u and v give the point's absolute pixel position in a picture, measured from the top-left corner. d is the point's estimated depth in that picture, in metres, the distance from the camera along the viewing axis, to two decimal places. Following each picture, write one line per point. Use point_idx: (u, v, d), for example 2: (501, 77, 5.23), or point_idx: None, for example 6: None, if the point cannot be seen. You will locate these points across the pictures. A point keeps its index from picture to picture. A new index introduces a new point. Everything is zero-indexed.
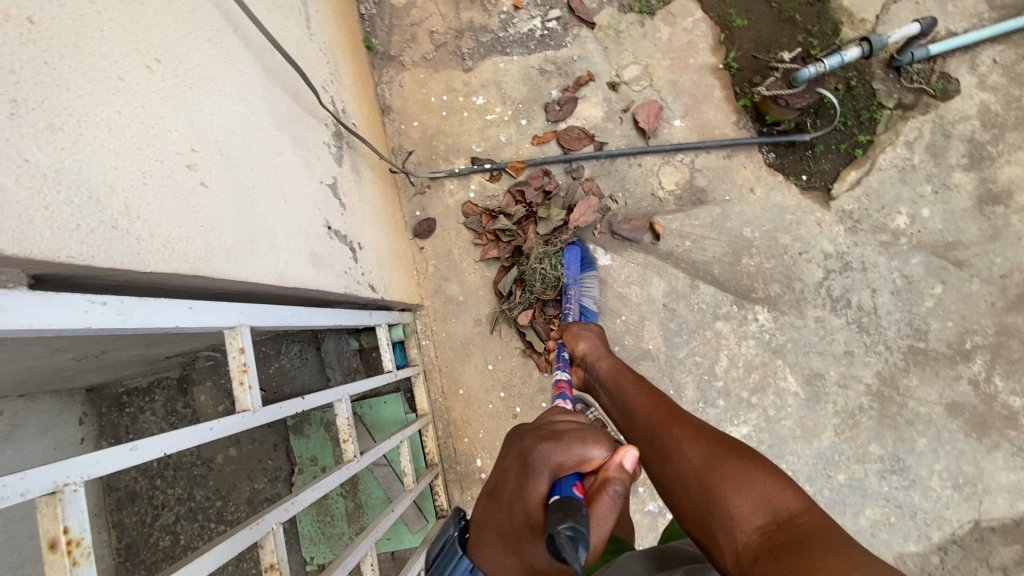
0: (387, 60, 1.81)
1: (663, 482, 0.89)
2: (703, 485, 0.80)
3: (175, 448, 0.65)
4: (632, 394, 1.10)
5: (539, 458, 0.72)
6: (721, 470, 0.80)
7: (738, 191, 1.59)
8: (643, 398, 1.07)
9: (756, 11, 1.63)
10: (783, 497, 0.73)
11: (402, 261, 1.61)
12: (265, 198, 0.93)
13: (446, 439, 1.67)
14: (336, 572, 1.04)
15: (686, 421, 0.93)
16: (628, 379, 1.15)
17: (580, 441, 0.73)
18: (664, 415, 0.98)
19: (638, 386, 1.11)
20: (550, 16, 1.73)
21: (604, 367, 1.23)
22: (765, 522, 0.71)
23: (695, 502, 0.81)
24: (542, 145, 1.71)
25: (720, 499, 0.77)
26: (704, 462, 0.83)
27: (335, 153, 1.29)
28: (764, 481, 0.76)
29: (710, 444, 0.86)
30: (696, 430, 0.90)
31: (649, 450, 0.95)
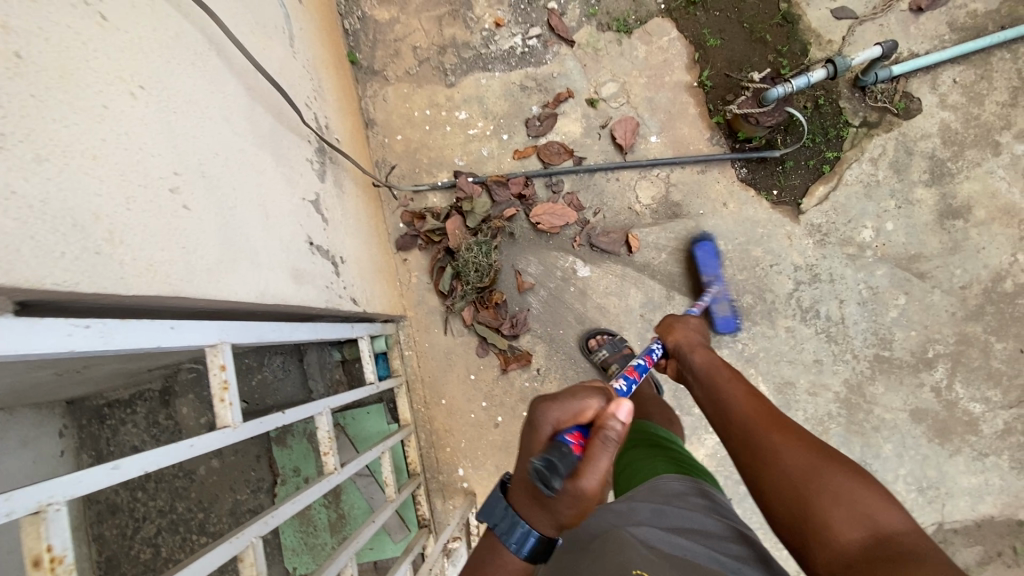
0: (371, 75, 1.85)
1: (759, 479, 0.97)
2: (801, 491, 0.89)
3: (158, 466, 0.67)
4: (728, 390, 1.17)
5: (539, 415, 0.81)
6: (824, 484, 0.88)
7: (712, 205, 1.65)
8: (737, 393, 1.15)
9: (728, 31, 1.69)
10: (886, 517, 0.81)
11: (384, 273, 1.63)
12: (247, 217, 0.95)
13: (428, 449, 1.69)
14: None
15: (788, 429, 1.00)
16: (723, 374, 1.21)
17: (575, 398, 0.81)
18: (766, 418, 1.05)
19: (737, 385, 1.18)
20: (530, 34, 1.77)
21: (699, 359, 1.29)
22: (865, 537, 0.79)
23: (792, 507, 0.89)
24: (523, 159, 1.76)
25: (819, 511, 0.85)
26: (806, 473, 0.91)
27: (317, 169, 1.32)
28: (869, 501, 0.83)
29: (813, 455, 0.93)
30: (802, 441, 0.97)
31: (746, 447, 1.02)
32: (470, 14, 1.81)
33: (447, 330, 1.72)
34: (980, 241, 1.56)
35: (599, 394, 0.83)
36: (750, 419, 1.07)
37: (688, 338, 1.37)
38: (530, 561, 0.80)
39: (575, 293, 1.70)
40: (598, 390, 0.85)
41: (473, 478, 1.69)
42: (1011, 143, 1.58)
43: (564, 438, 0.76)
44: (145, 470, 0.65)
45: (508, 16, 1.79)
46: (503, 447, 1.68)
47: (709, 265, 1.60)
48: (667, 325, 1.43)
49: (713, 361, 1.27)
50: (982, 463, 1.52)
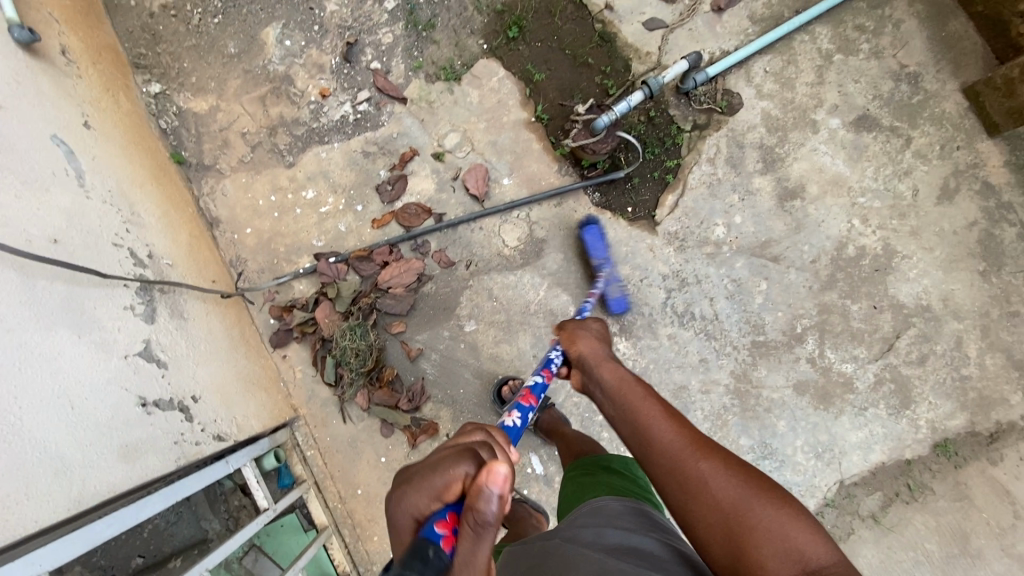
0: (203, 170, 1.73)
1: (687, 518, 0.90)
2: (733, 528, 0.84)
3: None
4: (644, 410, 1.05)
5: (403, 505, 0.73)
6: (754, 519, 0.83)
7: (574, 234, 1.67)
8: (656, 413, 1.03)
9: (553, 60, 1.71)
10: (814, 548, 0.80)
11: (261, 382, 1.55)
12: (40, 422, 0.87)
13: (355, 544, 1.65)
14: None
15: (709, 451, 0.93)
16: (640, 396, 1.09)
17: (437, 472, 0.73)
18: (685, 440, 0.96)
19: (654, 404, 1.06)
20: (360, 99, 1.72)
21: (609, 376, 1.18)
22: (797, 574, 0.78)
23: (725, 547, 0.84)
24: (383, 227, 1.70)
25: (752, 548, 0.81)
26: (733, 508, 0.85)
27: (144, 312, 1.22)
28: (798, 532, 0.81)
29: (737, 483, 0.88)
30: (724, 465, 0.91)
31: (669, 478, 0.93)
32: (293, 89, 1.73)
33: (346, 419, 1.67)
34: (818, 215, 1.67)
35: (467, 456, 0.74)
36: (671, 444, 0.96)
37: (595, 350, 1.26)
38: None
39: (465, 348, 1.69)
40: (466, 452, 0.76)
41: None
42: (826, 119, 1.70)
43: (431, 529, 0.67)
44: None
45: (333, 84, 1.73)
46: None
47: (597, 248, 1.62)
48: (568, 333, 1.34)
49: (627, 376, 1.15)
50: (864, 417, 1.65)
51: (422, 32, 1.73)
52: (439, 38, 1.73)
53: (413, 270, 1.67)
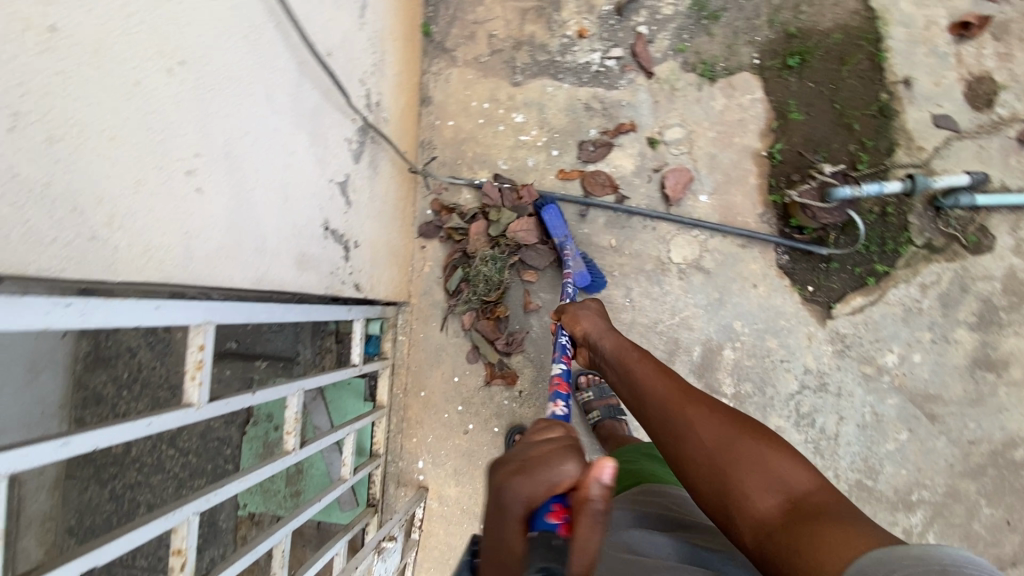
0: (440, 51, 1.79)
1: (679, 462, 0.88)
2: (718, 467, 0.82)
3: (108, 444, 0.70)
4: (641, 368, 1.07)
5: (506, 500, 0.67)
6: (739, 454, 0.81)
7: (741, 283, 1.58)
8: (649, 372, 1.05)
9: (816, 107, 1.58)
10: (794, 472, 0.77)
11: (398, 258, 1.63)
12: (265, 199, 0.94)
13: (395, 434, 1.73)
14: (244, 556, 1.04)
15: (694, 399, 0.93)
16: (633, 357, 1.11)
17: (547, 471, 0.67)
18: (675, 391, 0.97)
19: (648, 364, 1.08)
20: (611, 54, 1.69)
21: (610, 346, 1.19)
22: (779, 500, 0.74)
23: (712, 483, 0.82)
24: (566, 180, 1.69)
25: (733, 479, 0.79)
26: (719, 444, 0.84)
27: (354, 149, 1.30)
28: (776, 459, 0.79)
29: (725, 424, 0.87)
30: (709, 410, 0.90)
31: (661, 432, 0.93)
32: (556, 16, 1.73)
33: (444, 328, 1.73)
34: (1005, 400, 1.49)
35: (572, 454, 0.68)
36: (660, 397, 0.98)
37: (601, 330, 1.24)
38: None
39: None
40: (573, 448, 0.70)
41: (430, 474, 1.73)
42: None
43: (549, 522, 0.64)
44: (94, 446, 0.68)
45: (595, 29, 1.71)
46: (466, 453, 1.71)
47: (557, 226, 1.62)
48: (571, 316, 1.32)
49: (624, 341, 1.18)
50: None
51: (704, 19, 1.65)
52: (717, 32, 1.65)
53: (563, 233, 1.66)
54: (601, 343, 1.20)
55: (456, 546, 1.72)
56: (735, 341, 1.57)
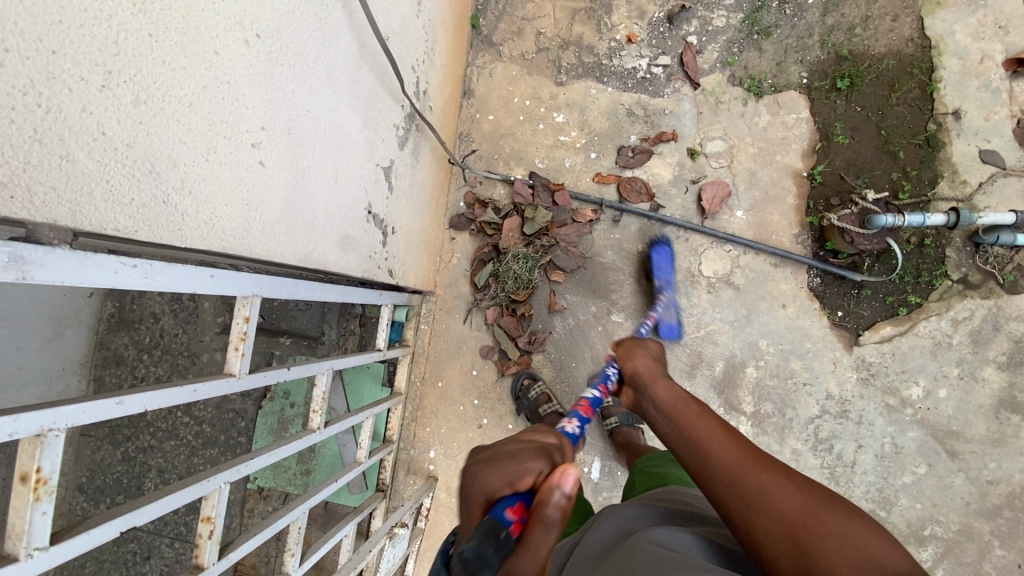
0: (486, 44, 1.79)
1: (753, 534, 0.78)
2: (803, 546, 0.73)
3: (158, 405, 0.71)
4: (698, 419, 0.97)
5: (471, 484, 0.68)
6: (828, 533, 0.74)
7: (770, 302, 1.57)
8: (709, 424, 0.95)
9: (862, 132, 1.57)
10: (891, 561, 0.70)
11: (429, 247, 1.64)
12: (318, 177, 0.95)
13: (409, 422, 1.74)
14: (263, 531, 1.05)
15: (768, 465, 0.84)
16: (689, 407, 1.01)
17: (513, 463, 0.67)
18: (744, 452, 0.88)
19: (705, 414, 0.98)
20: (658, 61, 1.68)
21: (661, 390, 1.08)
22: None
23: (796, 563, 0.73)
24: (602, 184, 1.69)
25: (824, 561, 0.71)
26: (802, 520, 0.76)
27: (400, 135, 1.30)
28: (870, 544, 0.72)
29: (805, 498, 0.79)
30: (784, 479, 0.82)
31: (728, 496, 0.83)
32: (606, 19, 1.72)
33: (467, 321, 1.73)
34: None
35: (541, 455, 0.69)
36: (725, 455, 0.88)
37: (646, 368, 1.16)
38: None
39: (600, 333, 1.67)
40: (543, 450, 0.71)
41: (440, 464, 1.73)
42: None
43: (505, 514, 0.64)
44: (145, 408, 0.69)
45: (644, 35, 1.70)
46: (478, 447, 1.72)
47: (663, 270, 1.57)
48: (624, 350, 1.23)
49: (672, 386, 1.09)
50: None
51: (755, 34, 1.64)
52: (767, 48, 1.63)
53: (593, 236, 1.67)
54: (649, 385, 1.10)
55: None
56: (758, 360, 1.56)
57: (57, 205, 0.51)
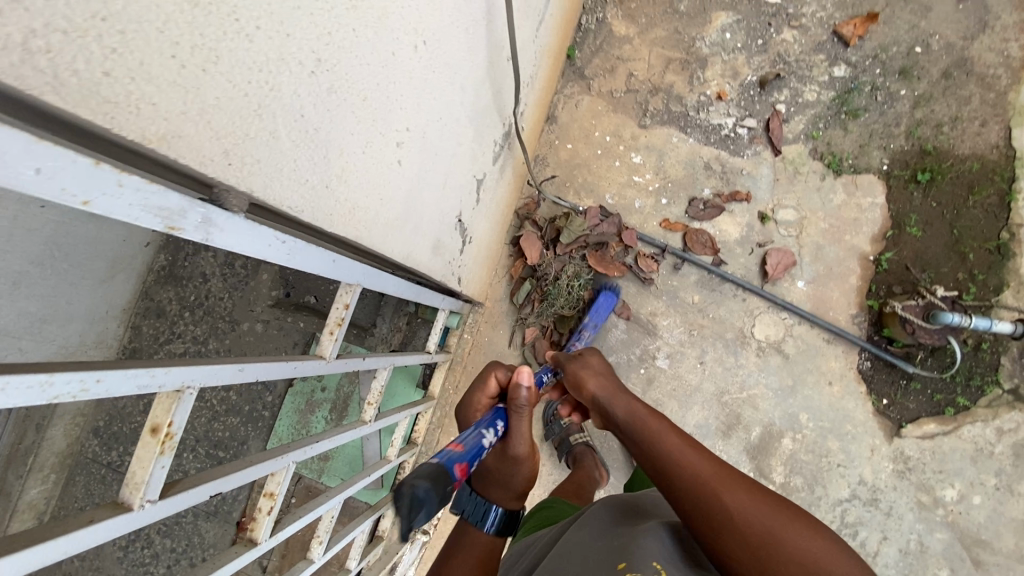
0: (578, 75, 1.83)
1: (719, 557, 0.74)
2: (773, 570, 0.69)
3: (266, 376, 0.73)
4: (661, 435, 0.92)
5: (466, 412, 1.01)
6: (793, 552, 0.70)
7: (817, 377, 1.58)
8: (670, 437, 0.90)
9: (935, 228, 1.59)
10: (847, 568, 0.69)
11: (490, 260, 1.66)
12: (433, 181, 0.97)
13: (435, 428, 1.74)
14: (308, 512, 1.09)
15: (729, 479, 0.79)
16: (648, 419, 0.96)
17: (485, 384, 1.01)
18: (711, 472, 0.81)
19: (664, 426, 0.94)
20: (745, 122, 1.72)
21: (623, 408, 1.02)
22: None
23: None
24: (668, 231, 1.70)
25: None
26: (766, 542, 0.71)
27: (496, 152, 1.33)
28: (830, 556, 0.70)
29: (767, 512, 0.75)
30: (745, 492, 0.77)
31: (692, 517, 0.77)
32: (700, 73, 1.77)
33: (508, 335, 1.75)
34: None
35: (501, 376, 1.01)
36: (686, 471, 0.82)
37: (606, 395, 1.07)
38: (496, 536, 0.91)
39: (640, 376, 1.65)
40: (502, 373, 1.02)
41: None
42: None
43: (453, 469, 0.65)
44: (256, 378, 0.71)
45: (734, 94, 1.74)
46: None
47: (600, 313, 1.63)
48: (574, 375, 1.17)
49: (636, 404, 1.02)
50: None
51: (843, 113, 1.68)
52: (853, 130, 1.67)
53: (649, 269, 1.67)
54: (620, 413, 1.02)
55: None
56: (797, 433, 1.56)
57: (257, 177, 0.53)
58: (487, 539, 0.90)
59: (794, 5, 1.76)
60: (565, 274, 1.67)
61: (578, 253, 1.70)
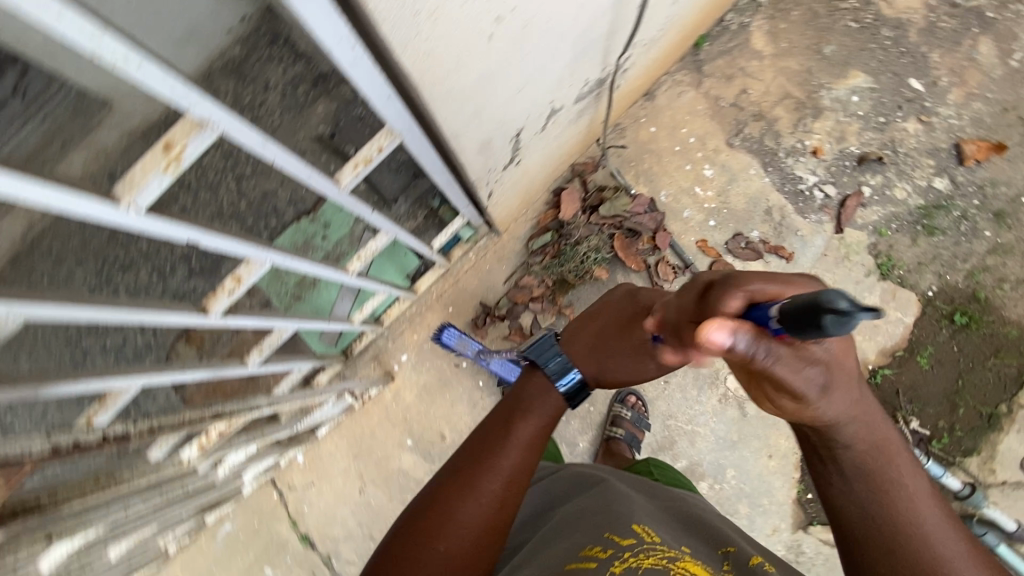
0: (695, 66, 1.77)
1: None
2: None
3: (281, 163, 0.76)
4: (897, 486, 0.69)
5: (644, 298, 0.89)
6: None
7: (761, 444, 1.61)
8: (898, 474, 0.69)
9: (943, 370, 1.57)
10: None
11: (526, 196, 1.65)
12: (511, 78, 0.96)
13: (404, 321, 1.78)
14: (273, 318, 1.21)
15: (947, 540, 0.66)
16: (875, 446, 0.69)
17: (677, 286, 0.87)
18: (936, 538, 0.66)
19: (889, 458, 0.69)
20: (825, 187, 1.68)
21: (850, 433, 0.68)
22: None
23: None
24: (700, 252, 1.69)
25: None
26: None
27: (582, 92, 1.30)
28: None
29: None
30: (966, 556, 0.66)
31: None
32: (808, 121, 1.72)
33: (508, 272, 1.76)
34: None
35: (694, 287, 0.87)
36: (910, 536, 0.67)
37: (842, 406, 0.66)
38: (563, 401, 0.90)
39: None
40: None
41: (403, 370, 1.78)
42: None
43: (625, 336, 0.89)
44: (274, 160, 0.74)
45: (829, 156, 1.69)
46: (443, 379, 1.77)
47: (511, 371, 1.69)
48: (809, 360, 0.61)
49: (871, 412, 0.68)
50: None
51: (920, 225, 1.64)
52: (920, 244, 1.63)
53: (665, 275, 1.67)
54: (845, 423, 0.67)
55: (375, 437, 1.76)
56: (717, 483, 1.61)
57: None
58: (556, 402, 0.88)
59: (933, 100, 1.70)
60: (586, 242, 1.67)
61: (608, 229, 1.69)
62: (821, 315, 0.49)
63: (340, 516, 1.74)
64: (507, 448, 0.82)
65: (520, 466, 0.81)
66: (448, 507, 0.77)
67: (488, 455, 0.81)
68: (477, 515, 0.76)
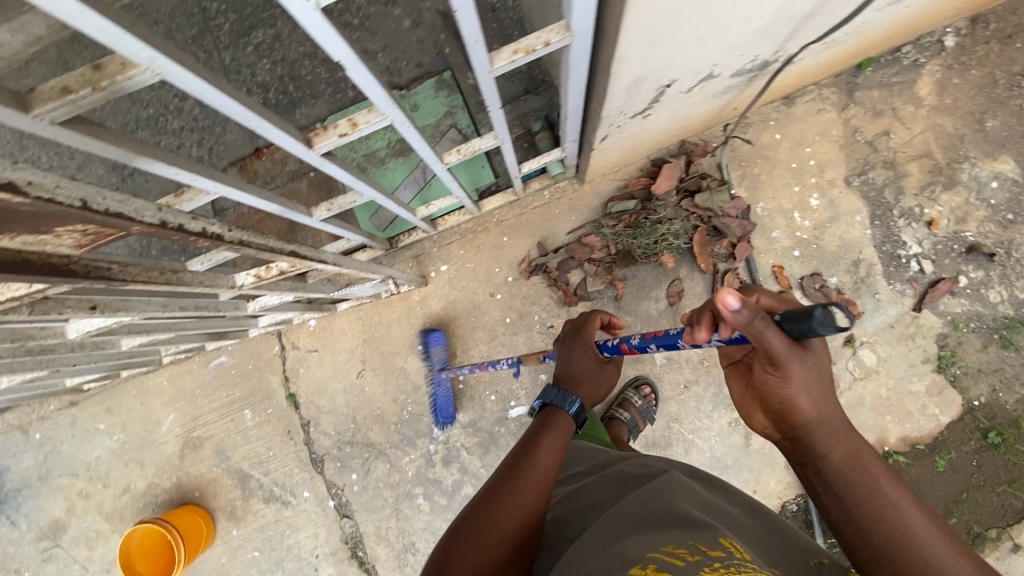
0: (848, 88, 1.64)
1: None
2: None
3: (459, 18, 0.68)
4: (872, 483, 0.72)
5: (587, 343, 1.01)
6: None
7: (751, 477, 1.61)
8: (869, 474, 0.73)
9: (952, 477, 1.55)
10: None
11: (628, 155, 1.56)
12: (703, 22, 0.87)
13: (456, 232, 1.73)
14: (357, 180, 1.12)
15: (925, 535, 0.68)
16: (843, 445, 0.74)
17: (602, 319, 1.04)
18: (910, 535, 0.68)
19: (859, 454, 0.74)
20: (922, 261, 1.59)
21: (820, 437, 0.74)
22: None
23: None
24: (772, 277, 1.62)
25: None
26: None
27: (745, 68, 1.19)
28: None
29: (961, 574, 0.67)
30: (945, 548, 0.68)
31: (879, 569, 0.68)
32: (936, 188, 1.61)
33: (577, 224, 1.69)
34: None
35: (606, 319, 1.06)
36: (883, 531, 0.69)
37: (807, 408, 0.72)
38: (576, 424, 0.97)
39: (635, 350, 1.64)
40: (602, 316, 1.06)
41: (437, 279, 1.74)
42: None
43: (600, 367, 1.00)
44: (456, 11, 0.66)
45: (940, 231, 1.60)
46: (473, 302, 1.73)
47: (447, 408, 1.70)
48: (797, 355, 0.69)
49: (833, 415, 0.74)
50: None
51: (998, 334, 1.57)
52: (988, 352, 1.57)
53: (731, 285, 1.61)
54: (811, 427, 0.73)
55: (389, 331, 1.75)
56: None
57: None
58: (567, 422, 0.95)
59: None
60: (669, 223, 1.59)
61: (694, 219, 1.61)
62: (815, 309, 0.57)
63: (331, 389, 1.76)
64: (533, 467, 0.84)
65: (546, 481, 0.84)
66: (482, 522, 0.76)
67: (515, 473, 0.83)
68: (510, 524, 0.76)
